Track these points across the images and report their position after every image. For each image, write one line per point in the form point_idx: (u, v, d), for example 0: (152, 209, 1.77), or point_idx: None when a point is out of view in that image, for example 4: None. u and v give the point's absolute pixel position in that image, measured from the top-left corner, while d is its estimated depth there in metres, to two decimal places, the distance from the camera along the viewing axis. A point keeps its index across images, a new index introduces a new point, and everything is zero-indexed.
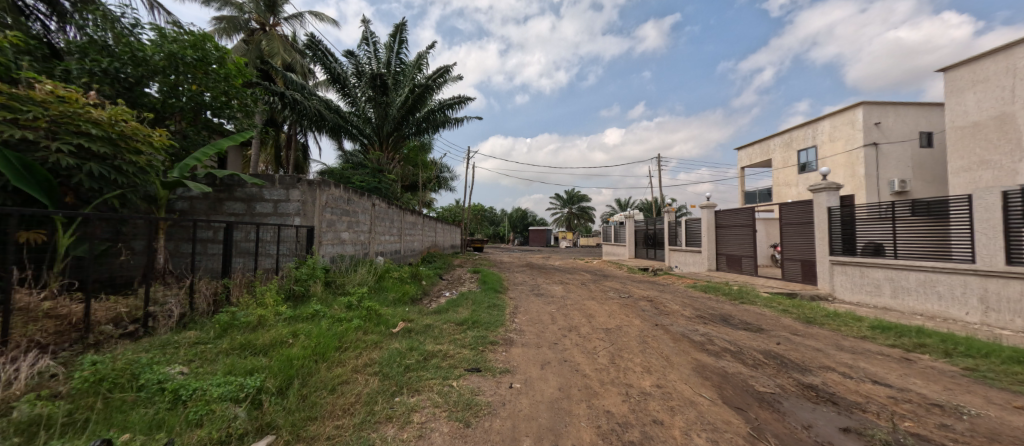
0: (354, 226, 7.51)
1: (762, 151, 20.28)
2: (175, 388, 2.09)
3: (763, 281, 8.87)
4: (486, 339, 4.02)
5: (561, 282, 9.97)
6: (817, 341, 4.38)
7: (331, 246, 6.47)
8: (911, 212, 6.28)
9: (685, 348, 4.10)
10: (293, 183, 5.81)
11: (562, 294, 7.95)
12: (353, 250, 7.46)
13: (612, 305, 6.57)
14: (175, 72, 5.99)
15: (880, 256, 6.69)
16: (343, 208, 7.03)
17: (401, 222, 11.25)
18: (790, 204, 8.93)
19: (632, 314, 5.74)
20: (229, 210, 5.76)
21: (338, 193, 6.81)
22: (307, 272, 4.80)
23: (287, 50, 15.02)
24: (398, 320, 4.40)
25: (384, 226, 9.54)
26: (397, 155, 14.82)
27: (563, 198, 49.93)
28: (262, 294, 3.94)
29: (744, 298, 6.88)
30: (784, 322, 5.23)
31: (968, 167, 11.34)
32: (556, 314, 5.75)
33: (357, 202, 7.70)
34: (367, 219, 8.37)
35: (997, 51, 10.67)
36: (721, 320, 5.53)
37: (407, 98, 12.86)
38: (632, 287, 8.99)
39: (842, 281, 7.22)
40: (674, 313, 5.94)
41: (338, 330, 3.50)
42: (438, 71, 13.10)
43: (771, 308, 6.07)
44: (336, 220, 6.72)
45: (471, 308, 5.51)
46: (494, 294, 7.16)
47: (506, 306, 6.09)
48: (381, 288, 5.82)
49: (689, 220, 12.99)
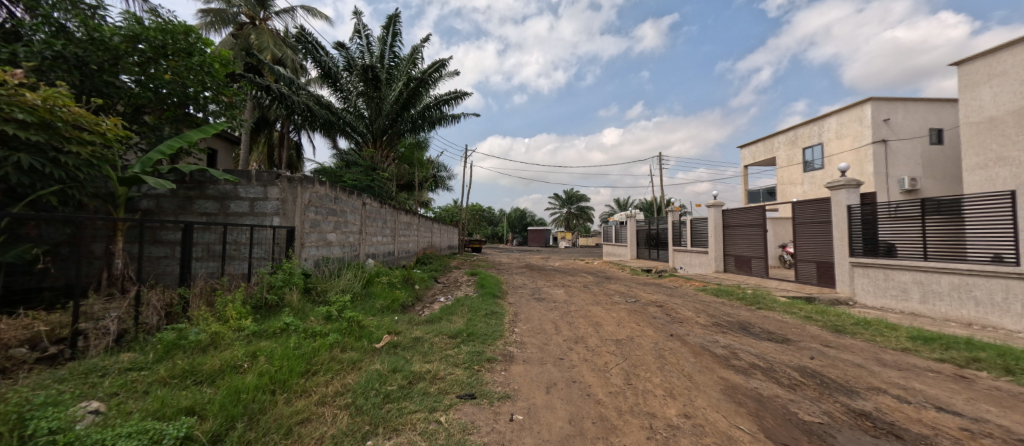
0: (342, 227, 7.00)
1: (765, 149, 19.85)
2: (70, 441, 1.58)
3: (776, 284, 8.40)
4: (483, 356, 3.51)
5: (563, 284, 9.50)
6: (855, 355, 3.90)
7: (315, 248, 5.97)
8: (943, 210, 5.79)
9: (709, 365, 3.61)
10: (271, 179, 5.31)
11: (565, 299, 7.47)
12: (341, 253, 6.95)
13: (619, 311, 6.09)
14: (147, 60, 5.48)
15: (902, 256, 6.28)
16: (330, 208, 6.52)
17: (395, 222, 10.76)
18: (803, 202, 8.47)
19: (643, 322, 5.25)
20: (200, 209, 5.23)
21: (324, 192, 6.31)
22: (285, 278, 4.32)
23: (277, 45, 14.51)
24: (383, 332, 3.89)
25: (376, 226, 9.02)
26: (392, 153, 14.31)
27: (562, 198, 49.47)
28: (225, 305, 3.43)
29: (761, 303, 6.40)
30: (812, 332, 4.74)
31: (984, 164, 10.91)
32: (560, 323, 5.25)
33: (346, 201, 7.19)
34: (357, 220, 7.86)
35: (1015, 43, 10.23)
36: (741, 329, 5.04)
37: (401, 93, 12.33)
38: (638, 290, 8.53)
39: (864, 285, 6.75)
40: (688, 321, 5.46)
41: (310, 348, 3.00)
42: (433, 65, 12.55)
43: (793, 315, 5.59)
44: (321, 221, 6.21)
45: (467, 317, 5.00)
46: (493, 300, 6.67)
47: (505, 314, 5.59)
48: (368, 294, 5.32)
49: (694, 220, 12.52)
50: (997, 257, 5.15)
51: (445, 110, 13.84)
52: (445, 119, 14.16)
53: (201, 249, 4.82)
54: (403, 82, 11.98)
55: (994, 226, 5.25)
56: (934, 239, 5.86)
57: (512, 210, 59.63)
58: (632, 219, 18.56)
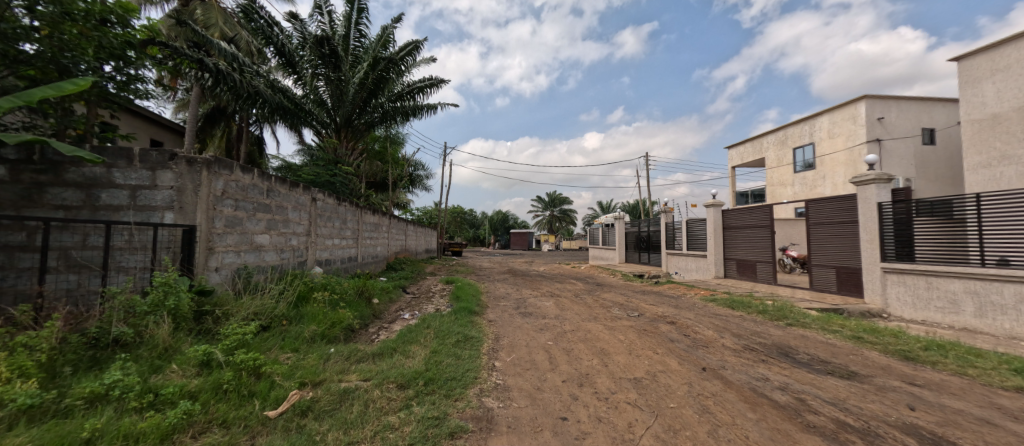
0: (279, 227, 5.60)
1: (753, 150, 19.33)
2: None
3: (791, 292, 7.47)
4: (444, 427, 2.22)
5: (551, 294, 8.28)
6: (963, 401, 2.83)
7: (233, 254, 4.57)
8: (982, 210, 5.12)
9: (778, 426, 2.45)
10: (162, 161, 3.94)
11: (556, 312, 6.27)
12: (277, 260, 5.55)
13: (625, 331, 4.92)
14: (57, 25, 3.88)
15: (943, 261, 5.44)
16: (259, 202, 5.11)
17: (358, 222, 9.34)
18: (819, 201, 7.61)
19: (660, 348, 4.06)
20: (55, 200, 3.76)
21: (249, 182, 4.90)
22: (157, 300, 2.97)
23: (228, 23, 12.96)
24: (293, 386, 2.52)
25: (330, 228, 7.58)
26: (359, 146, 12.83)
27: (545, 200, 48.54)
28: (8, 355, 2.07)
29: (789, 318, 5.40)
30: (879, 361, 3.67)
31: (987, 163, 10.42)
32: (556, 352, 4.02)
33: (284, 195, 5.74)
34: (304, 219, 6.44)
35: (1019, 36, 9.79)
36: (786, 358, 3.94)
37: (367, 76, 10.79)
38: (638, 300, 7.43)
39: (900, 295, 5.85)
40: (713, 344, 4.36)
41: (123, 441, 1.68)
42: (405, 47, 11.13)
43: (837, 335, 4.54)
44: (245, 218, 4.81)
45: (433, 347, 3.71)
46: (468, 317, 5.40)
47: (484, 339, 4.33)
48: (297, 318, 3.94)
49: (691, 221, 11.57)
50: (1004, 261, 4.85)
51: (419, 99, 12.56)
52: (419, 109, 12.84)
53: (57, 258, 3.41)
54: (367, 62, 10.41)
55: (1011, 229, 4.84)
56: (954, 240, 5.35)
57: (494, 212, 58.51)
58: (619, 221, 17.66)
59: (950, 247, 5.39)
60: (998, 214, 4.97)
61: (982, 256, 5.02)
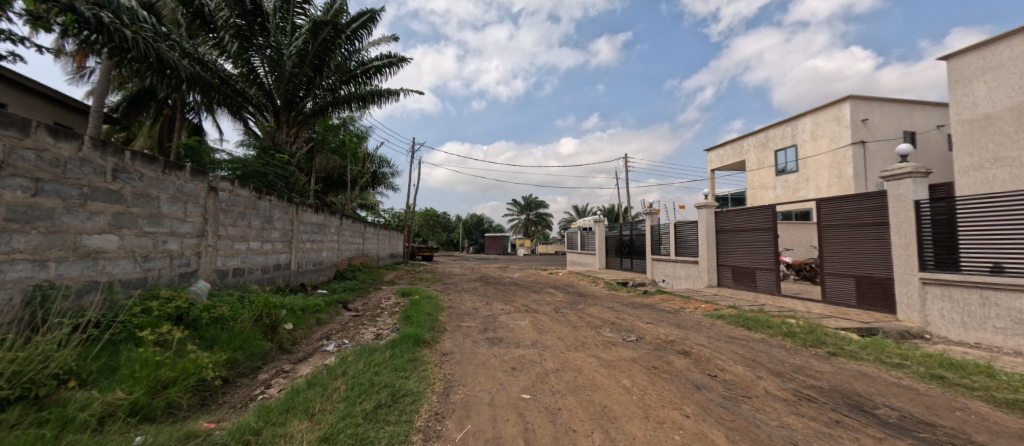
0: (140, 224, 3.93)
1: (733, 152, 18.82)
2: None
3: (806, 306, 6.47)
4: None
5: (527, 310, 6.82)
6: None
7: (28, 265, 2.88)
8: (993, 212, 4.59)
9: None
10: None
11: (532, 336, 4.92)
12: (134, 272, 3.85)
13: (628, 368, 3.61)
14: None
15: (975, 268, 4.68)
16: (94, 186, 3.41)
17: (293, 222, 7.64)
18: (832, 200, 6.69)
19: (687, 404, 2.75)
20: None
21: (71, 154, 3.22)
22: None
23: None
24: None
25: (245, 226, 5.90)
26: (304, 134, 11.03)
27: (521, 203, 47.44)
28: None
29: (826, 344, 4.28)
30: (1004, 423, 2.53)
31: (979, 165, 10.02)
32: (533, 415, 2.60)
33: (149, 178, 4.04)
34: (193, 215, 4.73)
35: (1014, 33, 9.41)
36: (865, 417, 2.71)
37: (308, 46, 8.99)
38: (632, 317, 6.17)
39: (944, 311, 4.87)
40: (754, 389, 3.12)
41: None
42: (359, 17, 9.40)
43: (908, 373, 3.40)
44: (59, 210, 3.12)
45: (331, 423, 2.19)
46: (412, 350, 3.94)
47: (428, 392, 2.91)
48: (100, 378, 2.36)
49: (680, 224, 10.51)
50: (997, 267, 4.50)
51: (376, 81, 11.00)
52: (377, 94, 11.20)
53: None
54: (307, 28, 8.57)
55: (1010, 234, 4.43)
56: (963, 245, 4.79)
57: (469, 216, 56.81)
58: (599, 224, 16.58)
59: (958, 252, 4.84)
60: (1009, 216, 4.45)
61: (997, 264, 4.49)
